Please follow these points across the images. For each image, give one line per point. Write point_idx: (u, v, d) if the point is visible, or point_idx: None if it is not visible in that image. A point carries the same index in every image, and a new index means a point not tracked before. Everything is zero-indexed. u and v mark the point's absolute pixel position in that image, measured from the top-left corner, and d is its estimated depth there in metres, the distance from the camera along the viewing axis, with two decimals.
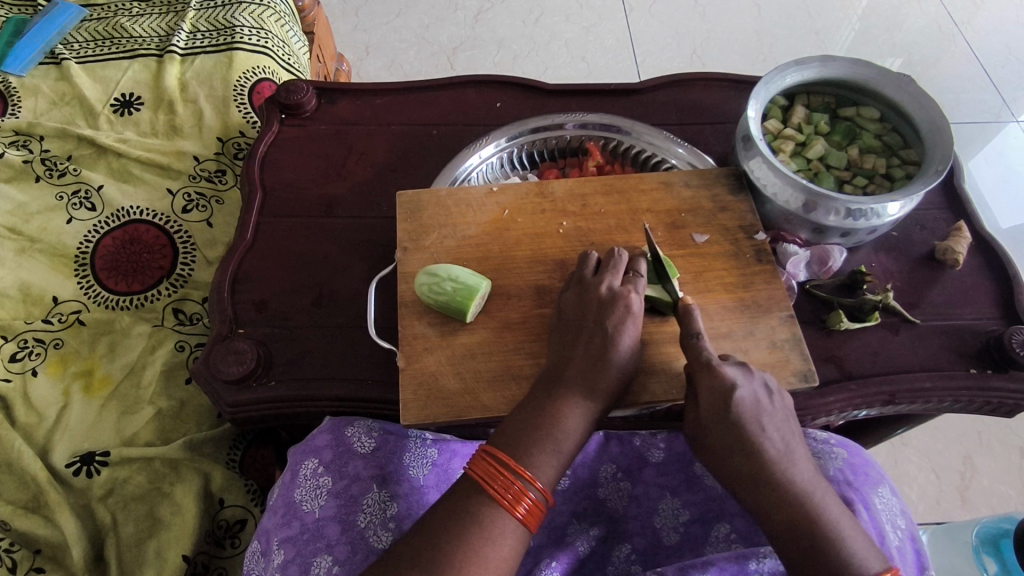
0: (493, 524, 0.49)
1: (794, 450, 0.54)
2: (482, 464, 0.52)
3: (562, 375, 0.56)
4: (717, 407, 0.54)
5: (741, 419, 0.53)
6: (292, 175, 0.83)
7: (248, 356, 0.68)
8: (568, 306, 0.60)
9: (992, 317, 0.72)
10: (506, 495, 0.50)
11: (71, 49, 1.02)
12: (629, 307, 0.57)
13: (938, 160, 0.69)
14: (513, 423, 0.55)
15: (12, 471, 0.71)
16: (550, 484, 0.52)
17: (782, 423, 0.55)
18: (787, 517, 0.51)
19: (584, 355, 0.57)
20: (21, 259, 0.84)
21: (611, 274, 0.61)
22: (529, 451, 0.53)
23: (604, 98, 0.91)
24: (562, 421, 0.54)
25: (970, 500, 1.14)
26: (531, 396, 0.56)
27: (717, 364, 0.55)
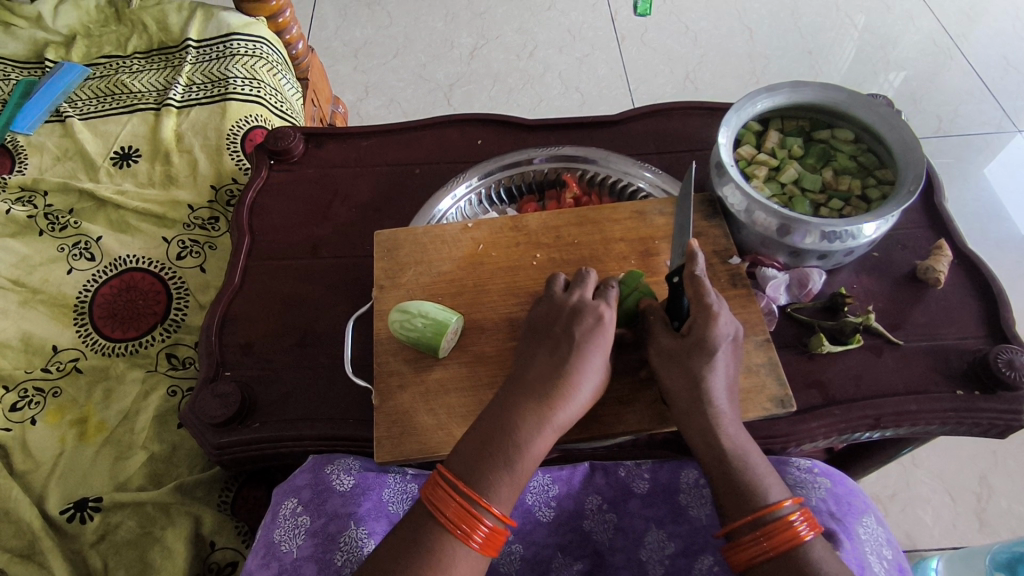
0: (447, 555, 0.49)
1: (733, 392, 0.57)
2: (434, 487, 0.52)
3: (529, 390, 0.55)
4: (684, 349, 0.56)
5: (709, 359, 0.55)
6: (278, 218, 0.86)
7: (233, 399, 0.69)
8: (542, 323, 0.60)
9: (978, 336, 0.71)
10: (461, 525, 0.50)
11: (75, 107, 1.07)
12: (598, 319, 0.57)
13: (911, 179, 0.69)
14: (469, 441, 0.54)
15: (9, 519, 0.73)
16: (506, 510, 0.52)
17: (731, 370, 0.57)
18: (715, 444, 0.55)
19: (545, 366, 0.56)
20: (24, 310, 0.88)
21: (580, 289, 0.62)
22: (489, 475, 0.52)
23: (583, 130, 0.92)
24: (518, 435, 0.53)
25: (988, 523, 1.10)
26: (495, 414, 0.55)
27: (711, 309, 0.56)
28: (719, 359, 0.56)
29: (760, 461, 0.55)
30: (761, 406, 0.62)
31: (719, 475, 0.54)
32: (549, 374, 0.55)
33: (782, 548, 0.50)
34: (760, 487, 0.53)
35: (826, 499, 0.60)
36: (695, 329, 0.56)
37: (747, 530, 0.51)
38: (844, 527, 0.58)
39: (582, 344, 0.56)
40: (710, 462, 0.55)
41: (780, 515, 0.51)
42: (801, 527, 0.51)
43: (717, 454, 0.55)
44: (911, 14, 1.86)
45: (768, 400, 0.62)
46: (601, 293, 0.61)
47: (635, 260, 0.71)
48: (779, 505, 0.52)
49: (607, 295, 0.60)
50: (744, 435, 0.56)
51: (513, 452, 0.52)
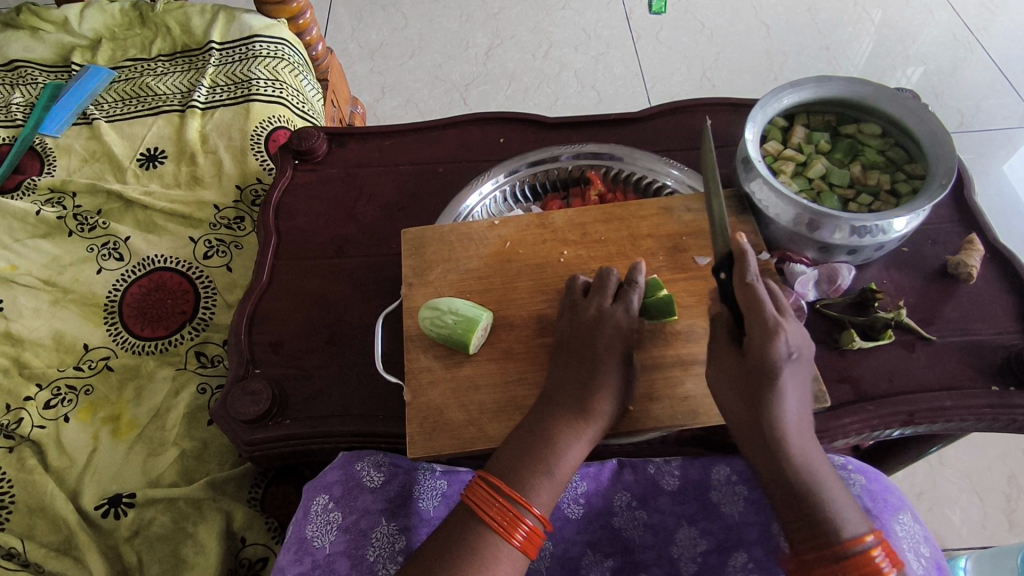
0: (490, 552, 0.50)
1: (803, 414, 0.56)
2: (477, 488, 0.52)
3: (566, 400, 0.57)
4: (748, 369, 0.54)
5: (770, 384, 0.53)
6: (304, 218, 0.87)
7: (263, 396, 0.70)
8: (569, 333, 0.61)
9: (1012, 330, 0.70)
10: (502, 522, 0.51)
11: (101, 109, 1.08)
12: (619, 328, 0.60)
13: (942, 173, 0.68)
14: (510, 447, 0.56)
15: (46, 514, 0.74)
16: (547, 510, 0.53)
17: (799, 391, 0.56)
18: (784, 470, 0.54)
19: (580, 376, 0.58)
20: (56, 309, 0.89)
21: (601, 295, 0.62)
22: (530, 478, 0.53)
23: (605, 127, 0.92)
24: (557, 441, 0.55)
25: (1018, 523, 1.09)
26: (533, 421, 0.56)
27: (777, 324, 0.53)
28: (786, 379, 0.54)
29: (835, 485, 0.54)
30: None
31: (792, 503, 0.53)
32: (581, 387, 0.57)
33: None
34: (834, 514, 0.52)
35: (861, 496, 0.60)
36: (753, 348, 0.54)
37: (823, 558, 0.51)
38: (881, 523, 0.57)
39: (608, 357, 0.58)
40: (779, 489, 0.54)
41: (862, 548, 0.50)
42: (884, 563, 0.50)
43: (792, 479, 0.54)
44: (930, 8, 1.84)
45: None
46: (625, 295, 0.62)
47: (663, 257, 0.71)
48: (861, 540, 0.51)
49: (630, 299, 0.62)
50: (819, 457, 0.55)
51: (551, 458, 0.54)
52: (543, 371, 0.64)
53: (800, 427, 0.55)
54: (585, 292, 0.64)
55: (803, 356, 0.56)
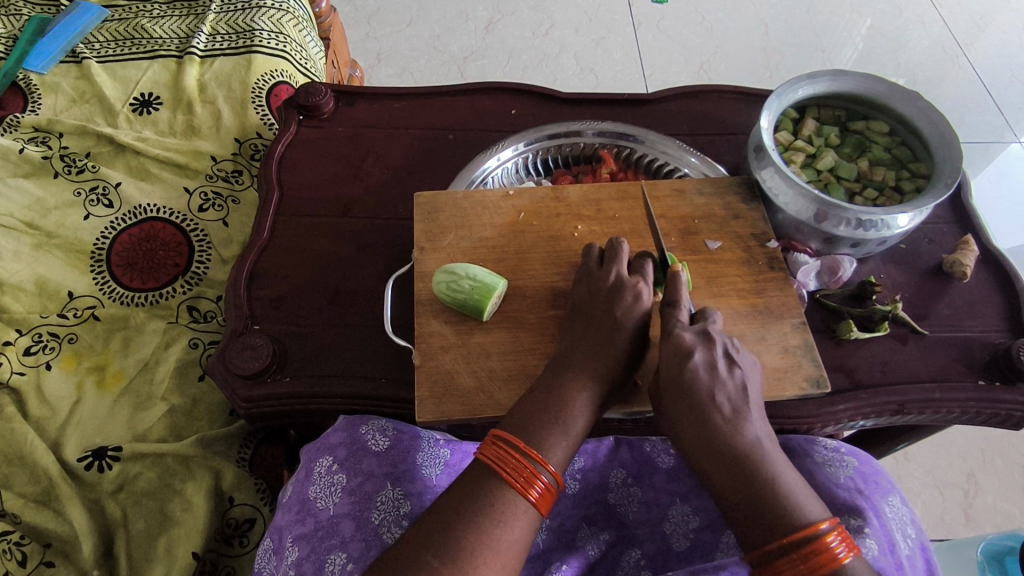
0: (505, 507, 0.50)
1: (744, 415, 0.52)
2: (493, 447, 0.52)
3: (578, 366, 0.57)
4: (667, 372, 0.53)
5: (685, 378, 0.52)
6: (308, 175, 0.84)
7: (264, 351, 0.68)
8: (585, 301, 0.62)
9: (1000, 330, 0.73)
10: (519, 479, 0.51)
11: (92, 49, 1.04)
12: (638, 298, 0.59)
13: (949, 173, 0.70)
14: (523, 411, 0.55)
15: (24, 463, 0.72)
16: (561, 468, 0.53)
17: (736, 393, 0.53)
18: (729, 471, 0.50)
19: (594, 343, 0.58)
20: (38, 254, 0.86)
21: (617, 265, 0.62)
22: (544, 440, 0.53)
23: (617, 106, 0.92)
24: (570, 406, 0.55)
25: (974, 518, 1.14)
26: (546, 388, 0.56)
27: (676, 331, 0.55)
28: (709, 381, 0.52)
29: (794, 484, 0.49)
30: (798, 386, 0.63)
31: (745, 510, 0.48)
32: (595, 354, 0.57)
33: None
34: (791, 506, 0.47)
35: (854, 477, 0.62)
36: (666, 348, 0.54)
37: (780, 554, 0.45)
38: (872, 503, 0.59)
39: (625, 324, 0.58)
40: (730, 496, 0.49)
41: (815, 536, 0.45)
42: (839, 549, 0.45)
43: (733, 481, 0.49)
44: (922, 19, 1.88)
45: (804, 380, 0.63)
46: (639, 269, 0.63)
47: (675, 238, 0.72)
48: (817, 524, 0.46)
49: (646, 272, 0.62)
50: (773, 453, 0.51)
51: (564, 420, 0.54)
52: (553, 342, 0.64)
53: (748, 429, 0.51)
54: (600, 260, 0.64)
55: (728, 357, 0.55)
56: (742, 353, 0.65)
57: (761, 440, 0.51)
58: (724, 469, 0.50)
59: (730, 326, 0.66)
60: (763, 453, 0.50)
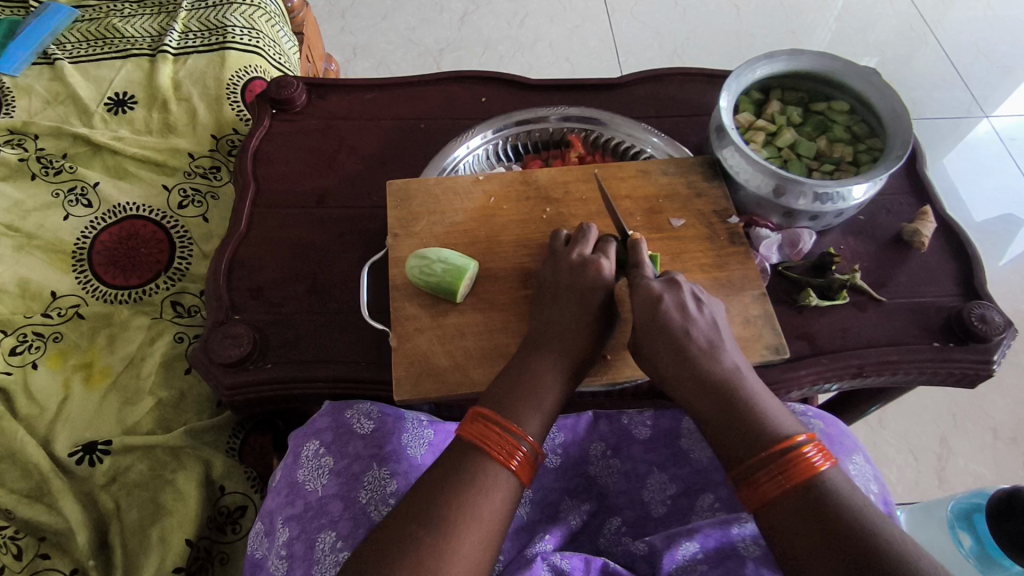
0: (488, 477, 0.52)
1: (729, 348, 0.56)
2: (474, 424, 0.55)
3: (549, 341, 0.60)
4: (642, 320, 0.57)
5: (658, 318, 0.56)
6: (283, 168, 0.85)
7: (246, 339, 0.70)
8: (549, 278, 0.64)
9: (954, 294, 0.76)
10: (500, 451, 0.53)
11: (64, 50, 1.04)
12: (599, 271, 0.62)
13: (900, 144, 0.73)
14: (498, 389, 0.58)
15: (15, 460, 0.73)
16: (538, 439, 0.56)
17: (709, 328, 0.57)
18: (711, 395, 0.54)
19: (562, 318, 0.61)
20: (20, 255, 0.87)
21: (582, 244, 0.65)
22: (520, 412, 0.56)
23: (586, 91, 0.94)
24: (541, 380, 0.58)
25: (946, 480, 1.19)
26: (518, 366, 0.59)
27: (644, 282, 0.59)
28: (682, 318, 0.57)
29: (769, 403, 0.53)
30: (759, 354, 0.66)
31: (724, 424, 0.52)
32: (563, 329, 0.60)
33: (802, 482, 0.48)
34: (772, 424, 0.52)
35: (820, 439, 0.64)
36: (638, 297, 0.58)
37: (761, 466, 0.49)
38: None
39: (590, 296, 0.61)
40: (710, 418, 0.53)
41: (793, 447, 0.49)
42: (815, 457, 0.49)
43: (714, 400, 0.53)
44: None
45: (764, 347, 0.66)
46: (601, 246, 0.65)
47: (641, 218, 0.74)
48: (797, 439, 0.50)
49: (607, 248, 0.65)
50: (749, 378, 0.55)
51: (535, 390, 0.57)
52: (526, 320, 0.66)
53: (724, 357, 0.55)
54: (566, 243, 0.67)
55: (701, 298, 0.59)
56: None
57: (737, 367, 0.55)
58: (704, 391, 0.54)
59: None
60: (740, 380, 0.54)
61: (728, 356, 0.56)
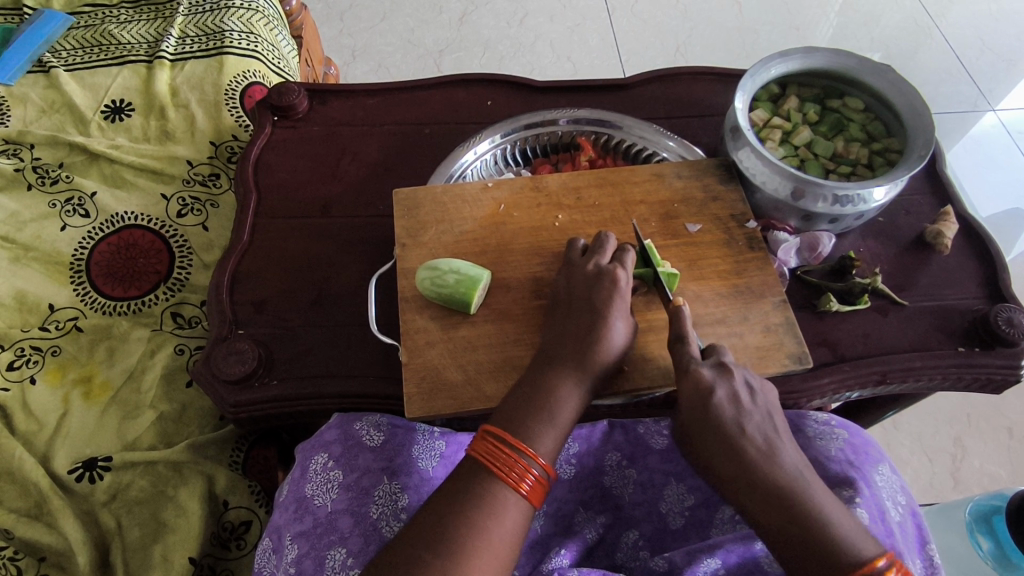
0: (497, 500, 0.50)
1: (790, 450, 0.52)
2: (484, 443, 0.53)
3: (564, 356, 0.58)
4: (692, 411, 0.54)
5: (710, 414, 0.53)
6: (285, 177, 0.83)
7: (249, 355, 0.68)
8: (563, 289, 0.62)
9: (978, 296, 0.74)
10: (510, 473, 0.51)
11: (59, 57, 1.03)
12: (615, 282, 0.60)
13: (922, 144, 0.70)
14: (510, 405, 0.56)
15: (14, 479, 0.71)
16: (551, 459, 0.54)
17: (762, 420, 0.53)
18: (775, 503, 0.49)
19: (577, 331, 0.59)
20: (15, 267, 0.85)
21: (599, 255, 0.63)
22: (532, 428, 0.54)
23: (592, 93, 0.92)
24: (556, 397, 0.56)
25: (962, 481, 1.16)
26: (532, 383, 0.57)
27: (694, 366, 0.55)
28: (734, 412, 0.53)
29: (839, 511, 0.48)
30: (780, 363, 0.64)
31: (795, 544, 0.47)
32: (578, 343, 0.58)
33: None
34: (848, 541, 0.46)
35: (844, 449, 0.62)
36: (686, 383, 0.55)
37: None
38: (863, 473, 0.59)
39: (606, 308, 0.59)
40: (776, 534, 0.48)
41: (875, 572, 0.44)
42: None
43: (784, 512, 0.48)
44: None
45: (786, 357, 0.64)
46: (617, 257, 0.63)
47: (654, 223, 0.72)
48: (875, 562, 0.45)
49: (624, 259, 0.63)
50: (816, 484, 0.50)
51: (550, 408, 0.55)
52: (539, 332, 0.64)
53: (785, 459, 0.51)
54: (583, 253, 0.65)
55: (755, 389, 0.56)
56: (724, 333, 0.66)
57: (800, 466, 0.51)
58: (767, 502, 0.49)
59: (712, 307, 0.67)
60: (806, 485, 0.50)
61: (788, 456, 0.52)
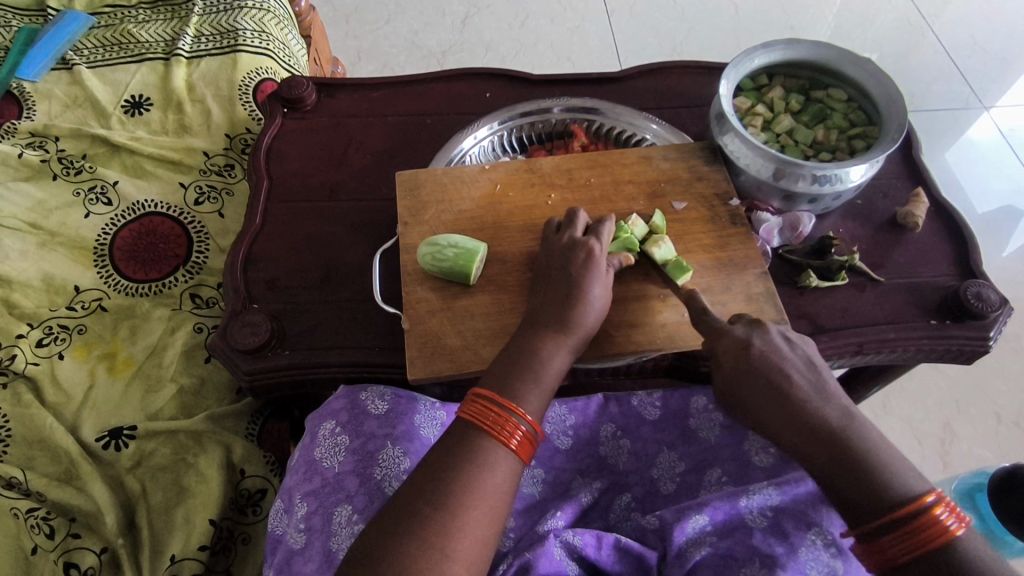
0: (487, 454, 0.54)
1: (832, 393, 0.57)
2: (472, 404, 0.57)
3: (545, 320, 0.62)
4: (734, 364, 0.60)
5: (752, 364, 0.59)
6: (296, 164, 0.88)
7: (263, 327, 0.72)
8: (542, 262, 0.67)
9: (950, 274, 0.78)
10: (500, 429, 0.55)
11: (81, 55, 1.08)
12: (590, 252, 0.65)
13: (895, 128, 0.75)
14: (496, 369, 0.60)
15: (45, 446, 0.76)
16: (537, 417, 0.58)
17: (807, 370, 0.59)
18: (821, 445, 0.54)
19: (557, 297, 0.63)
20: (43, 251, 0.90)
21: (571, 229, 0.68)
22: (519, 389, 0.58)
23: (587, 85, 0.96)
24: (540, 359, 0.60)
25: (951, 464, 1.20)
26: (518, 347, 0.61)
27: (727, 328, 0.62)
28: (777, 359, 0.59)
29: (885, 450, 0.53)
30: None
31: (847, 481, 0.52)
32: (557, 308, 0.63)
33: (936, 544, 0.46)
34: (895, 480, 0.51)
35: None
36: (716, 343, 0.62)
37: (888, 528, 0.48)
38: None
39: (583, 277, 0.63)
40: (826, 470, 0.53)
41: (922, 508, 0.48)
42: (947, 518, 0.47)
43: (838, 457, 0.53)
44: None
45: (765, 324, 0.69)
46: (595, 229, 0.68)
47: (643, 202, 0.77)
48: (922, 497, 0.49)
49: (600, 232, 0.68)
50: (864, 427, 0.55)
51: (535, 369, 0.60)
52: None
53: (834, 407, 0.56)
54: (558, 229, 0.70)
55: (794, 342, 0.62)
56: (708, 302, 0.70)
57: (850, 414, 0.55)
58: (822, 448, 0.54)
59: (696, 279, 0.71)
60: (854, 431, 0.54)
61: (834, 406, 0.56)
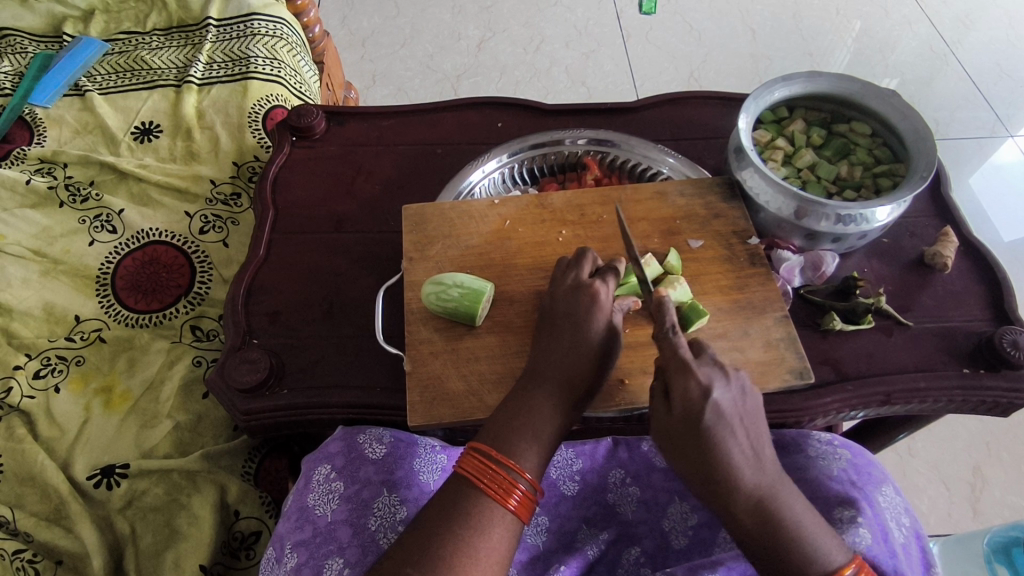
0: (484, 516, 0.51)
1: (765, 452, 0.52)
2: (468, 458, 0.54)
3: (547, 370, 0.59)
4: (681, 419, 0.52)
5: (703, 426, 0.51)
6: (301, 194, 0.87)
7: (261, 365, 0.70)
8: (546, 308, 0.63)
9: (984, 318, 0.74)
10: (497, 488, 0.52)
11: (94, 82, 1.08)
12: (594, 297, 0.61)
13: (924, 166, 0.71)
14: (497, 423, 0.57)
15: (35, 484, 0.74)
16: (537, 476, 0.55)
17: (750, 430, 0.52)
18: (748, 514, 0.51)
19: (561, 346, 0.60)
20: (45, 280, 0.89)
21: (575, 271, 0.64)
22: (518, 445, 0.55)
23: (600, 115, 0.94)
24: (542, 413, 0.57)
25: (982, 512, 1.14)
26: (520, 399, 0.58)
27: (692, 371, 0.51)
28: (727, 419, 0.51)
29: (813, 524, 0.50)
30: (781, 377, 0.65)
31: (769, 554, 0.50)
32: (559, 358, 0.59)
33: None
34: (819, 554, 0.49)
35: (847, 469, 0.62)
36: (678, 397, 0.52)
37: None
38: (866, 494, 0.59)
39: (585, 325, 0.60)
40: (752, 538, 0.51)
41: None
42: None
43: (764, 527, 0.50)
44: (909, 20, 1.90)
45: (787, 372, 0.65)
46: (602, 272, 0.64)
47: (657, 240, 0.74)
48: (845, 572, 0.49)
49: (606, 275, 0.64)
50: (785, 489, 0.52)
51: (538, 423, 0.56)
52: None
53: (757, 469, 0.51)
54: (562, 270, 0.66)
55: (740, 388, 0.53)
56: (726, 347, 0.66)
57: (780, 481, 0.52)
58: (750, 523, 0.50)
59: (714, 323, 0.68)
60: (782, 499, 0.51)
61: (763, 474, 0.51)
